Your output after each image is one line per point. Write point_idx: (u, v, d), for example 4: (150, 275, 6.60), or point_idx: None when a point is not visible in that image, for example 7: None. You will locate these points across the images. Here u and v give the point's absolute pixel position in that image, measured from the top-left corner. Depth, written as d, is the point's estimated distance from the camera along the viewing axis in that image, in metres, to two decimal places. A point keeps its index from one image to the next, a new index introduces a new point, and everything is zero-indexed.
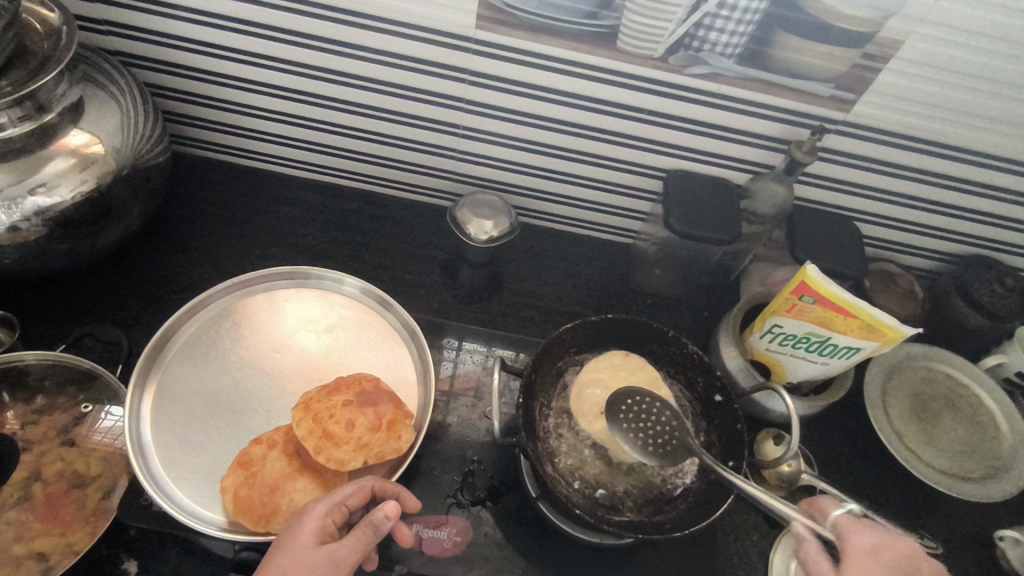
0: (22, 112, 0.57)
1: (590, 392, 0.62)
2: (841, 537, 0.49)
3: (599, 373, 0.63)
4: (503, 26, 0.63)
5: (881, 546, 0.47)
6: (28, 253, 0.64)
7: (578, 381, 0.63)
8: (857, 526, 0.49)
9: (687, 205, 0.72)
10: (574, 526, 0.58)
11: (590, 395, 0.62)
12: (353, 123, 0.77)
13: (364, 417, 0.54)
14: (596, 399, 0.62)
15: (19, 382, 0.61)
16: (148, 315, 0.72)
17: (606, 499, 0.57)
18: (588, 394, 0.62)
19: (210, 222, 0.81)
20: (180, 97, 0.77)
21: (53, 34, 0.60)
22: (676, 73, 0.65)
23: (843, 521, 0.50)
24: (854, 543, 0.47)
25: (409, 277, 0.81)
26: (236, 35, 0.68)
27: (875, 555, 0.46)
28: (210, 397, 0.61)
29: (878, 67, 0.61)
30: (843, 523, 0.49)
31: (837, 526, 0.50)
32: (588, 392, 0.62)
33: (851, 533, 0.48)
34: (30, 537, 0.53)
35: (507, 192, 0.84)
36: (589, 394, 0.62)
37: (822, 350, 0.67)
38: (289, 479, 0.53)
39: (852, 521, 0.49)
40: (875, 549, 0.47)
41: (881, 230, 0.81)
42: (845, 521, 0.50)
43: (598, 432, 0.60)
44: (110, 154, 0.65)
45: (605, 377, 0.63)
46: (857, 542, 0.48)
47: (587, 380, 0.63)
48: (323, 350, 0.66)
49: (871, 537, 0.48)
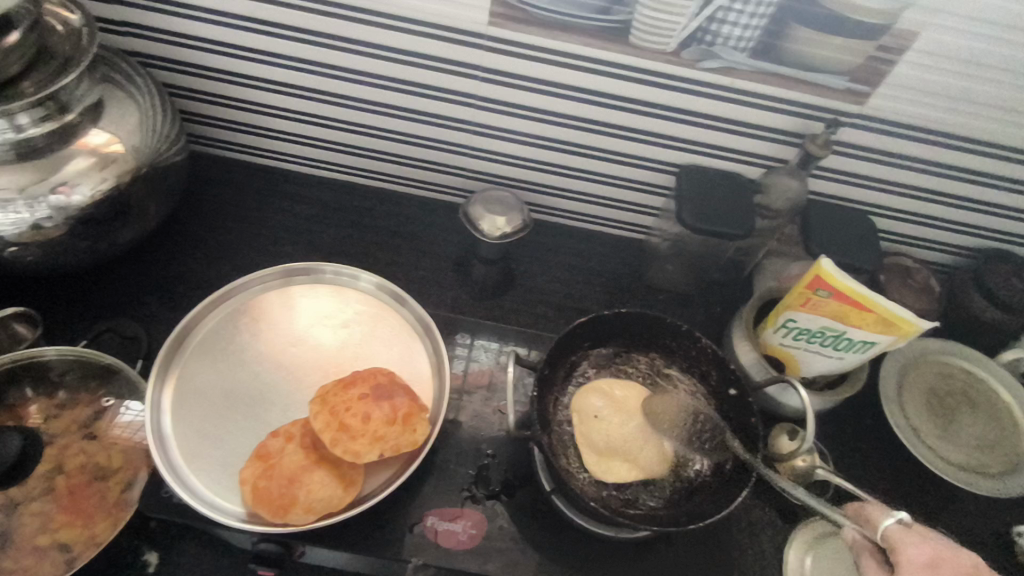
0: (44, 112, 0.60)
1: (592, 400, 0.62)
2: (892, 546, 0.48)
3: (608, 387, 0.63)
4: (517, 22, 0.63)
5: (939, 560, 0.46)
6: (51, 250, 0.65)
7: (578, 395, 0.63)
8: (909, 535, 0.48)
9: (700, 199, 0.72)
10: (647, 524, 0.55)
11: (590, 400, 0.62)
12: (367, 121, 0.77)
13: (379, 410, 0.54)
14: (594, 404, 0.62)
15: (41, 377, 0.62)
16: (167, 312, 0.73)
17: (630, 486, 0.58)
18: (586, 400, 0.62)
19: (225, 219, 0.82)
20: (198, 97, 0.78)
21: (73, 34, 0.62)
22: (688, 67, 0.65)
23: (894, 532, 0.49)
24: (908, 555, 0.46)
25: (422, 273, 0.82)
26: (251, 35, 0.69)
27: (932, 569, 0.45)
28: (228, 391, 0.62)
29: (894, 59, 0.61)
30: (893, 532, 0.48)
31: (888, 535, 0.49)
32: (593, 399, 0.63)
33: (906, 544, 0.47)
34: (54, 528, 0.54)
35: (519, 188, 0.84)
36: (591, 402, 0.62)
37: (837, 345, 0.67)
38: (306, 471, 0.53)
39: (905, 531, 0.48)
40: (934, 563, 0.46)
41: (898, 224, 0.80)
42: (896, 532, 0.48)
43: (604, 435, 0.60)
44: (129, 153, 0.66)
45: (603, 390, 0.63)
46: (912, 554, 0.46)
47: (590, 391, 0.63)
48: (338, 344, 0.67)
49: (929, 548, 0.46)
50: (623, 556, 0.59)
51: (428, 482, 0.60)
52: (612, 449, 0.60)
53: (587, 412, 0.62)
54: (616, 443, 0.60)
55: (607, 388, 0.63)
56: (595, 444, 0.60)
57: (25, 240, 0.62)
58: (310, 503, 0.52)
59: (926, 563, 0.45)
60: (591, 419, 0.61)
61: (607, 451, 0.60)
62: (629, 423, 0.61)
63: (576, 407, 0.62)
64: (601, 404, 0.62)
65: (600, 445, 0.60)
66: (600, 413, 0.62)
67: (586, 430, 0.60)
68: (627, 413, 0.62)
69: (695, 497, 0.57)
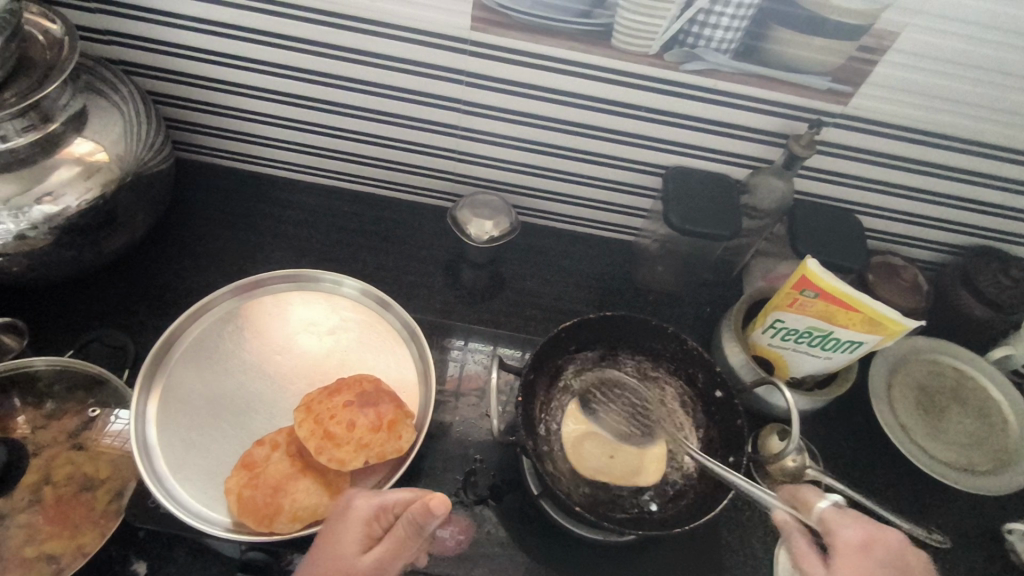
0: (26, 122, 0.59)
1: (586, 448, 0.59)
2: (829, 531, 0.48)
3: (580, 425, 0.61)
4: (499, 27, 0.63)
5: (871, 541, 0.47)
6: (36, 260, 0.65)
7: (573, 460, 0.59)
8: (842, 517, 0.49)
9: (686, 201, 0.72)
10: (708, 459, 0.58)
11: (586, 453, 0.59)
12: (353, 127, 0.77)
13: (364, 417, 0.54)
14: (591, 450, 0.59)
15: (28, 388, 0.62)
16: (154, 321, 0.73)
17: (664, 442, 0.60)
18: (585, 456, 0.59)
19: (212, 227, 0.82)
20: (183, 105, 0.78)
21: (55, 44, 0.61)
22: (671, 70, 0.65)
23: (830, 514, 0.49)
24: (843, 538, 0.47)
25: (411, 278, 0.82)
26: (234, 42, 0.69)
27: (866, 551, 0.46)
28: (214, 400, 0.62)
29: (875, 59, 0.61)
30: (829, 514, 0.49)
31: (823, 518, 0.49)
32: (586, 448, 0.59)
33: (840, 526, 0.48)
34: (41, 539, 0.54)
35: (507, 192, 0.84)
36: (586, 449, 0.59)
37: (825, 344, 0.68)
38: (291, 480, 0.53)
39: (839, 513, 0.49)
40: (866, 544, 0.46)
41: (885, 223, 0.80)
42: (831, 514, 0.49)
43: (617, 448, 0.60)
44: (114, 162, 0.66)
45: (576, 433, 0.60)
46: (846, 536, 0.47)
47: (574, 439, 0.60)
48: (325, 351, 0.67)
49: (861, 530, 0.47)
50: (611, 558, 0.59)
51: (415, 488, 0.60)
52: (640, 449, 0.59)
53: (598, 461, 0.59)
54: (638, 448, 0.60)
55: (580, 430, 0.61)
56: (625, 464, 0.59)
57: (9, 250, 0.62)
58: (295, 511, 0.52)
59: (860, 544, 0.46)
60: (608, 460, 0.59)
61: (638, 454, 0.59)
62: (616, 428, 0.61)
63: (582, 467, 0.58)
64: (592, 445, 0.60)
65: (627, 461, 0.59)
66: (603, 449, 0.59)
67: (614, 468, 0.58)
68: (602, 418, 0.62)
69: (680, 500, 0.57)
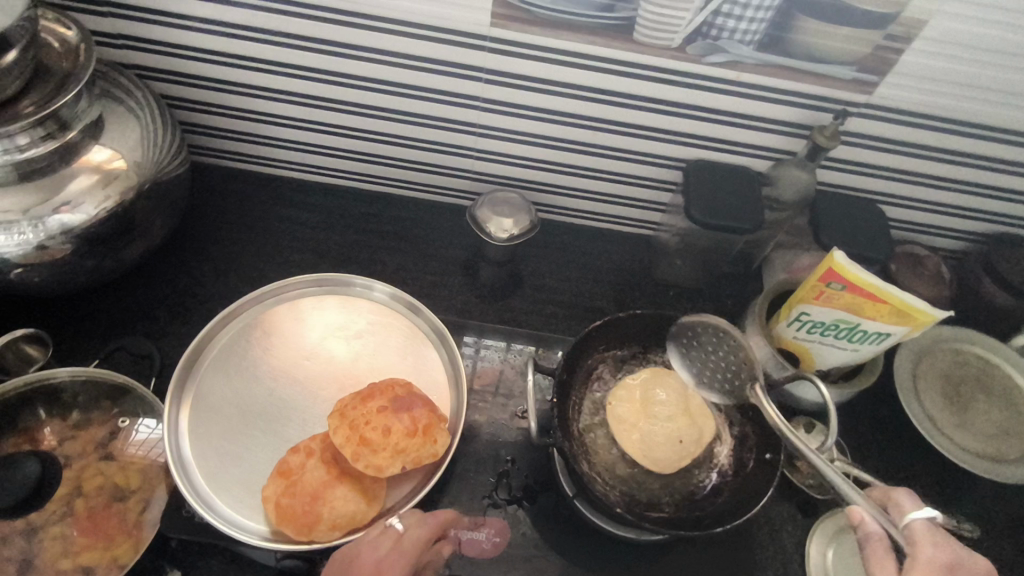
0: (44, 132, 0.59)
1: (654, 446, 0.59)
2: (913, 544, 0.47)
3: (630, 429, 0.60)
4: (520, 23, 0.62)
5: (957, 563, 0.46)
6: (57, 270, 0.65)
7: (652, 467, 0.58)
8: (934, 535, 0.48)
9: (708, 195, 0.72)
10: (767, 394, 0.55)
11: (658, 454, 0.58)
12: (371, 126, 0.76)
13: (399, 421, 0.54)
14: (658, 448, 0.59)
15: (53, 399, 0.61)
16: (176, 328, 0.73)
17: (727, 381, 0.57)
18: (659, 458, 0.58)
19: (229, 231, 0.82)
20: (197, 108, 0.77)
21: (70, 52, 0.61)
22: (694, 62, 0.64)
23: (920, 529, 0.48)
24: (927, 555, 0.46)
25: (431, 278, 0.82)
26: (248, 43, 0.68)
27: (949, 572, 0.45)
28: (244, 407, 0.62)
29: (901, 48, 0.60)
30: (918, 526, 0.48)
31: (912, 531, 0.48)
32: (654, 450, 0.59)
33: (926, 542, 0.47)
34: (76, 551, 0.54)
35: (526, 189, 0.84)
36: (654, 447, 0.59)
37: (851, 336, 0.67)
38: (328, 488, 0.53)
39: (931, 530, 0.48)
40: (951, 565, 0.46)
41: (907, 212, 0.80)
42: (921, 527, 0.48)
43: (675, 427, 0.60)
44: (132, 168, 0.65)
45: (634, 440, 0.59)
46: (929, 554, 0.46)
47: (635, 447, 0.59)
48: (352, 357, 0.66)
49: (948, 552, 0.46)
50: (646, 556, 0.60)
51: (449, 490, 0.60)
52: (682, 414, 0.60)
53: (671, 453, 0.58)
54: (685, 420, 0.60)
55: (632, 435, 0.59)
56: (682, 439, 0.59)
57: (30, 261, 0.62)
58: (334, 519, 0.52)
59: (944, 565, 0.45)
60: (678, 444, 0.59)
61: (685, 421, 0.60)
62: (654, 412, 0.60)
63: (662, 466, 0.58)
64: (657, 442, 0.59)
65: (690, 434, 0.60)
66: (667, 438, 0.59)
67: (688, 448, 0.59)
68: (640, 411, 0.60)
69: (716, 499, 0.56)
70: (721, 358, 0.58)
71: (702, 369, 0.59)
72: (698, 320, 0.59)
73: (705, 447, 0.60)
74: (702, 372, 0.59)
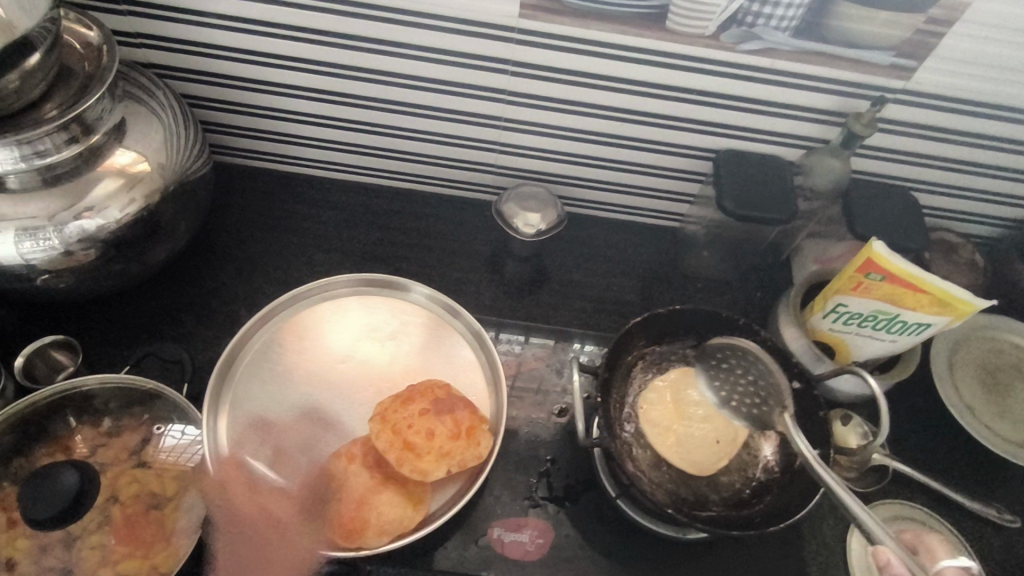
0: (68, 136, 0.57)
1: (691, 448, 0.58)
2: None
3: (663, 435, 0.59)
4: (549, 13, 0.61)
5: None
6: (84, 276, 0.64)
7: (691, 470, 0.57)
8: None
9: (742, 186, 0.71)
10: (794, 424, 0.53)
11: (696, 456, 0.58)
12: (394, 123, 0.75)
13: (442, 425, 0.54)
14: (695, 450, 0.58)
15: (84, 407, 0.61)
16: (204, 331, 0.72)
17: (752, 405, 0.56)
18: (697, 460, 0.58)
19: (252, 231, 0.81)
20: (217, 107, 0.76)
21: (93, 53, 0.60)
22: (728, 50, 0.63)
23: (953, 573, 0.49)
24: None
25: (458, 275, 0.81)
26: (269, 40, 0.67)
27: None
28: (282, 412, 0.62)
29: (942, 31, 0.59)
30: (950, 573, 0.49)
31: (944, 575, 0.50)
32: (691, 451, 0.58)
33: None
34: (115, 560, 0.53)
35: (551, 182, 0.83)
36: (691, 449, 0.58)
37: (890, 327, 0.66)
38: (374, 493, 0.55)
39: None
40: None
41: (940, 200, 0.79)
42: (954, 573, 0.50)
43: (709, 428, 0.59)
44: (156, 171, 0.64)
45: (670, 444, 0.58)
46: None
47: (671, 451, 0.58)
48: (389, 358, 0.66)
49: None
50: (690, 555, 0.59)
51: (489, 491, 0.59)
52: (715, 416, 0.59)
53: (707, 454, 0.58)
54: (718, 420, 0.59)
55: (667, 439, 0.59)
56: (717, 439, 0.59)
57: (56, 267, 0.61)
58: (382, 525, 0.53)
59: None
60: (715, 445, 0.59)
61: (717, 421, 0.59)
62: (689, 414, 0.60)
63: (700, 469, 0.57)
64: (694, 445, 0.58)
65: (726, 433, 0.59)
66: (704, 439, 0.59)
67: (726, 448, 0.59)
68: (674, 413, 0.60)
69: (765, 497, 0.55)
70: (749, 383, 0.57)
71: (728, 392, 0.58)
72: (727, 344, 0.59)
73: (743, 444, 0.59)
74: (728, 394, 0.58)
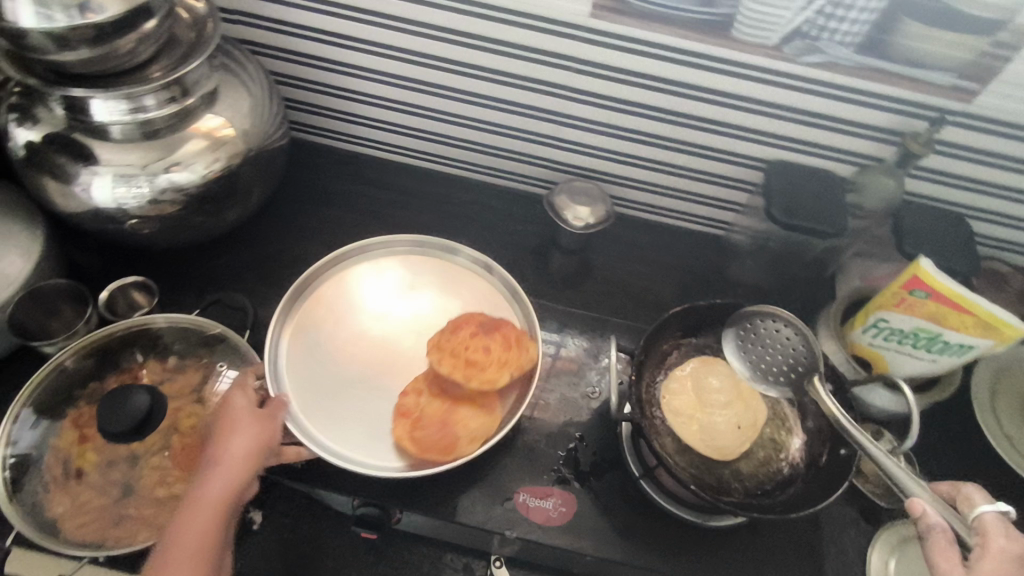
0: (168, 95, 0.63)
1: (716, 433, 0.60)
2: (982, 533, 0.44)
3: (688, 424, 0.60)
4: (617, 14, 0.64)
5: None
6: (167, 225, 0.70)
7: (716, 455, 0.59)
8: (1009, 528, 0.44)
9: (791, 196, 0.72)
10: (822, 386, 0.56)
11: (720, 441, 0.59)
12: (460, 110, 0.79)
13: (494, 340, 0.61)
14: (720, 436, 0.59)
15: (153, 343, 0.66)
16: (267, 288, 0.77)
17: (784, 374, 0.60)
18: (722, 445, 0.59)
19: (319, 201, 0.86)
20: (299, 85, 0.81)
21: (198, 24, 0.66)
22: (789, 61, 0.65)
23: (991, 520, 0.44)
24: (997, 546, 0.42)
25: (505, 260, 0.84)
26: (355, 24, 0.72)
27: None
28: (336, 359, 0.66)
29: (1008, 56, 0.59)
30: (989, 519, 0.44)
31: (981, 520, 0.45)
32: (714, 428, 0.60)
33: (998, 533, 0.43)
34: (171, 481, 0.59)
35: (602, 180, 0.85)
36: (716, 434, 0.60)
37: (930, 347, 0.67)
38: (450, 412, 0.59)
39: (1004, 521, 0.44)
40: None
41: (995, 228, 0.78)
42: (992, 519, 0.44)
43: (735, 413, 0.61)
44: (240, 136, 0.69)
45: (694, 432, 0.60)
46: (1003, 545, 0.42)
47: (699, 436, 0.60)
48: (436, 314, 0.70)
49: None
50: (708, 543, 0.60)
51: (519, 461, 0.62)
52: (739, 395, 0.62)
53: (732, 438, 0.59)
54: (740, 405, 0.61)
55: (686, 427, 0.60)
56: (739, 425, 0.60)
57: (145, 214, 0.67)
58: (470, 435, 0.58)
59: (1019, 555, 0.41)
60: (738, 430, 0.60)
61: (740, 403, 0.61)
62: (710, 401, 0.62)
63: (724, 451, 0.59)
64: (719, 427, 0.60)
65: (746, 419, 0.61)
66: (727, 427, 0.60)
67: (747, 433, 0.60)
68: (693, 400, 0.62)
69: (789, 488, 0.57)
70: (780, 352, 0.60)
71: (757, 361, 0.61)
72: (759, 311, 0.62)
73: (761, 428, 0.61)
74: (757, 361, 0.61)
